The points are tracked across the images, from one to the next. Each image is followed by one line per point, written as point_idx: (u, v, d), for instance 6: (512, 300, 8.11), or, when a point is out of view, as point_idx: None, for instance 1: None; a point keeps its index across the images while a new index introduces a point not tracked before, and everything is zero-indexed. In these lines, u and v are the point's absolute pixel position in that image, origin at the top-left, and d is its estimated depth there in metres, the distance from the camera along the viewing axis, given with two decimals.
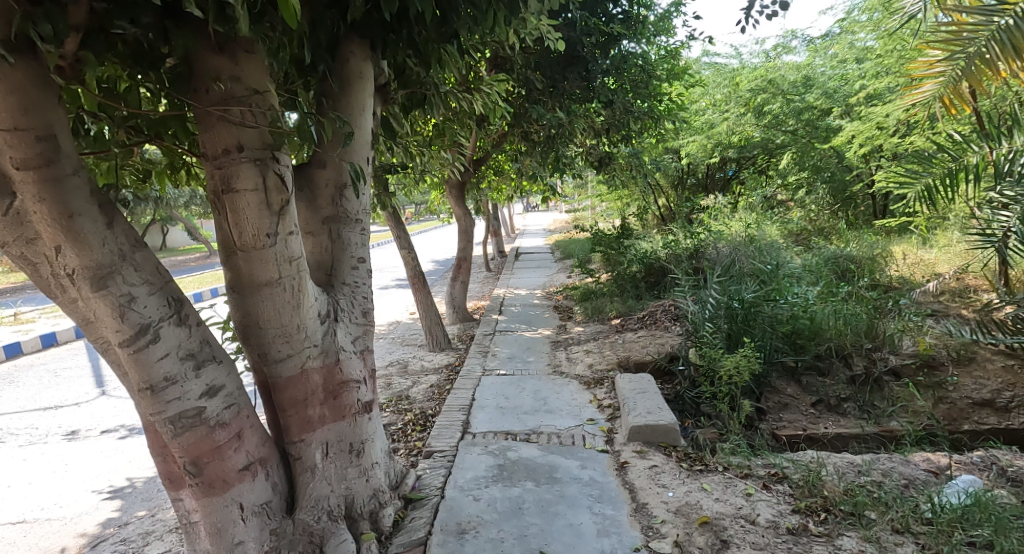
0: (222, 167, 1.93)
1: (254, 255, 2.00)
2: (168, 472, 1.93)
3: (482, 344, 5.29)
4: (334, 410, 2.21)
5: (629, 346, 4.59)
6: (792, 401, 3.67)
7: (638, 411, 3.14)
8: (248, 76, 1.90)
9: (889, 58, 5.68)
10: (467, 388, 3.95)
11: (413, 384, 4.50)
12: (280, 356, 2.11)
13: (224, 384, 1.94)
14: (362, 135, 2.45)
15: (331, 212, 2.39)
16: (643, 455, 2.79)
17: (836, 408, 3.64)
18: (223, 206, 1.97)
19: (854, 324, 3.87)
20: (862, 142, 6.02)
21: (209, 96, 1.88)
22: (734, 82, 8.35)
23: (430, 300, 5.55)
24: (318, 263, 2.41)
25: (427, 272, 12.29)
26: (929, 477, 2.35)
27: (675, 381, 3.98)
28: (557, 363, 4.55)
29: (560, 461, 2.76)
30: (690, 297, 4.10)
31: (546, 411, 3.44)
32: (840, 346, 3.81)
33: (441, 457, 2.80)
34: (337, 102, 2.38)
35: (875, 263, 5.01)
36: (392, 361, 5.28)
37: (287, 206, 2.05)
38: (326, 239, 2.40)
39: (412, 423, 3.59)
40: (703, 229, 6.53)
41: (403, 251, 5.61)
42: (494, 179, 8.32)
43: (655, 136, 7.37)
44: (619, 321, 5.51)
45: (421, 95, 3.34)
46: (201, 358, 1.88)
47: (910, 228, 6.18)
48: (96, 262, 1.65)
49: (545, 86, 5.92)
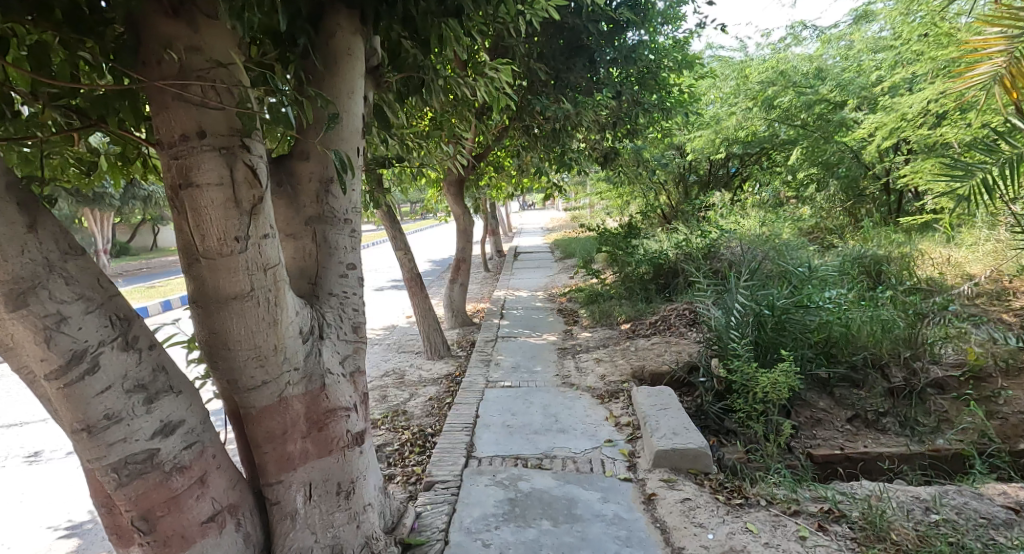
0: (179, 156, 1.59)
1: (220, 262, 1.65)
2: (114, 526, 1.58)
3: (484, 351, 4.95)
4: (319, 444, 1.87)
5: (643, 355, 4.29)
6: (825, 416, 3.36)
7: (662, 432, 2.81)
8: (209, 46, 1.57)
9: (913, 47, 5.39)
10: (469, 403, 3.63)
11: (410, 397, 4.17)
12: (253, 383, 1.77)
13: (184, 419, 1.60)
14: (351, 122, 2.11)
15: (314, 212, 2.05)
16: (673, 486, 2.47)
17: (875, 424, 3.32)
18: (181, 204, 1.62)
19: (891, 331, 3.55)
20: (884, 135, 5.70)
21: (162, 70, 1.55)
22: (743, 75, 8.01)
23: (428, 305, 5.22)
24: (300, 270, 2.07)
25: (424, 272, 11.93)
26: (1009, 516, 2.05)
27: (697, 393, 3.70)
28: (566, 374, 4.23)
29: (579, 493, 2.44)
30: (712, 303, 3.80)
31: (558, 430, 3.12)
32: (876, 356, 3.50)
33: (444, 490, 2.48)
34: (320, 82, 2.04)
35: (903, 263, 4.71)
36: (387, 371, 4.94)
37: (261, 204, 1.71)
38: (309, 243, 2.06)
39: (410, 443, 3.25)
40: (715, 228, 6.21)
41: (399, 252, 5.27)
42: (493, 176, 7.98)
43: (660, 130, 7.05)
44: (628, 326, 5.19)
45: (418, 80, 3.01)
46: (154, 389, 1.53)
47: (933, 226, 5.88)
48: (13, 274, 1.31)
49: (550, 77, 5.61)
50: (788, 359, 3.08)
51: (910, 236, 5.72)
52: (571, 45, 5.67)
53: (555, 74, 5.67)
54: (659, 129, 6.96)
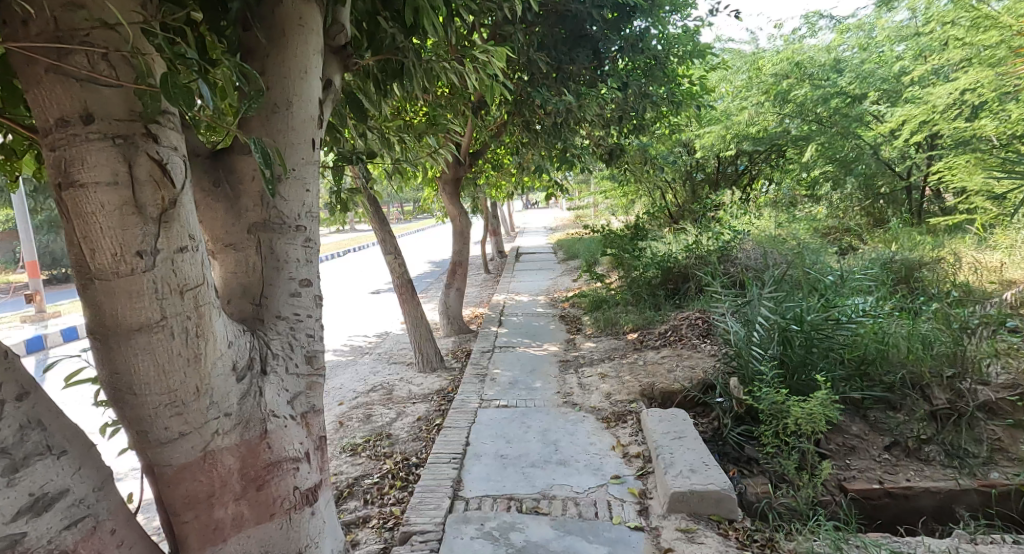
0: (58, 148, 1.22)
1: (117, 285, 1.28)
2: None
3: (479, 364, 4.59)
4: (257, 508, 1.50)
5: (653, 371, 3.92)
6: (859, 443, 2.99)
7: (678, 469, 2.44)
8: (95, 2, 1.22)
9: (948, 35, 4.99)
10: (460, 427, 3.27)
11: (397, 417, 3.80)
12: (167, 435, 1.39)
13: (67, 488, 1.23)
14: (306, 108, 1.75)
15: (258, 218, 1.69)
16: (693, 538, 2.10)
17: (917, 453, 2.92)
18: (65, 210, 1.25)
19: (932, 346, 3.14)
20: (911, 129, 5.32)
21: (31, 34, 1.20)
22: (755, 67, 7.62)
23: (420, 313, 4.86)
24: (243, 287, 1.70)
25: (421, 275, 11.55)
26: None
27: (713, 415, 3.35)
28: (568, 391, 3.86)
29: (581, 548, 2.07)
30: (732, 315, 3.45)
31: (558, 462, 2.76)
32: (916, 376, 3.10)
33: (422, 543, 2.11)
34: (265, 58, 1.70)
35: (935, 268, 4.32)
36: (375, 385, 4.58)
37: (173, 209, 1.33)
38: (253, 254, 1.70)
39: (391, 476, 2.89)
40: (728, 229, 5.83)
41: (388, 256, 4.90)
42: (493, 174, 7.62)
43: (668, 125, 6.68)
44: (635, 335, 4.82)
45: (398, 64, 2.64)
46: (20, 453, 1.16)
47: (965, 227, 5.46)
48: None
49: (551, 69, 5.25)
50: (824, 385, 2.68)
51: (939, 237, 5.33)
52: (574, 35, 5.32)
53: (556, 65, 5.31)
54: (668, 124, 6.60)
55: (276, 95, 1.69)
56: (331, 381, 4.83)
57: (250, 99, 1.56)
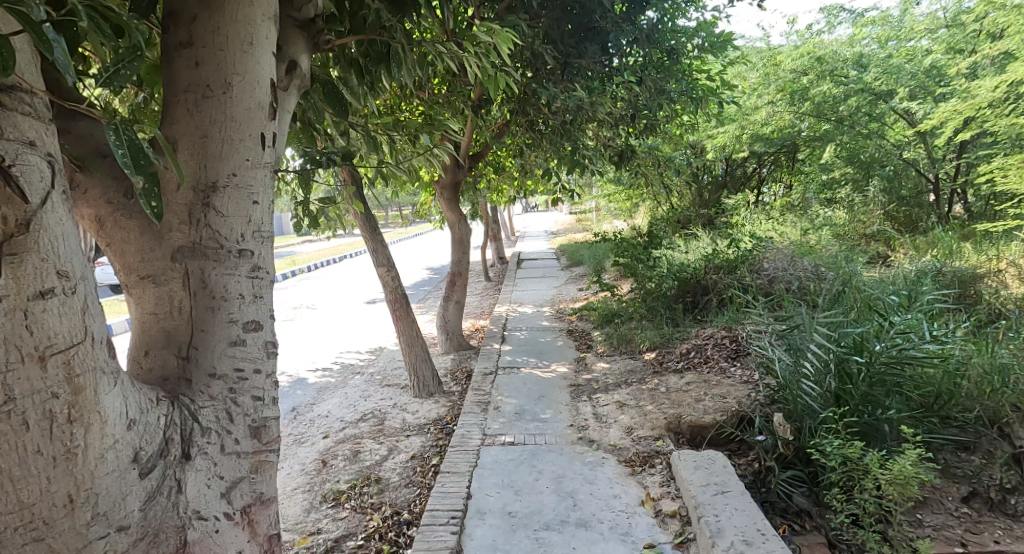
0: None
1: None
2: None
3: (481, 389, 4.14)
4: None
5: (677, 400, 3.48)
6: (932, 493, 2.53)
7: (728, 540, 2.02)
8: None
9: (998, 23, 4.52)
10: (460, 471, 2.83)
11: (388, 455, 3.34)
12: None
13: None
14: (255, 91, 1.29)
15: (186, 240, 1.24)
16: None
17: (1001, 507, 2.47)
18: None
19: (1012, 377, 2.70)
20: (953, 126, 4.87)
21: None
22: (771, 62, 7.06)
23: (415, 332, 4.42)
24: (166, 333, 1.25)
25: (419, 283, 11.10)
26: None
27: (753, 456, 2.90)
28: (582, 423, 3.42)
29: None
30: (777, 340, 3.01)
31: (578, 523, 2.32)
32: (995, 411, 2.63)
33: None
34: (193, 22, 1.25)
35: (987, 283, 3.90)
36: (366, 412, 4.14)
37: (28, 232, 0.87)
38: (180, 289, 1.24)
39: (378, 536, 2.45)
40: (748, 236, 5.40)
41: (381, 269, 4.44)
42: (493, 178, 7.16)
43: (681, 125, 6.25)
44: (653, 355, 4.38)
45: (385, 46, 2.20)
46: None
47: (1010, 235, 5.01)
48: None
49: (557, 64, 4.87)
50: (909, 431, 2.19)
51: (981, 245, 4.89)
52: (581, 28, 4.90)
53: (563, 60, 4.89)
54: (682, 123, 6.16)
55: (209, 73, 1.24)
56: (317, 409, 4.35)
57: (119, 61, 1.11)
